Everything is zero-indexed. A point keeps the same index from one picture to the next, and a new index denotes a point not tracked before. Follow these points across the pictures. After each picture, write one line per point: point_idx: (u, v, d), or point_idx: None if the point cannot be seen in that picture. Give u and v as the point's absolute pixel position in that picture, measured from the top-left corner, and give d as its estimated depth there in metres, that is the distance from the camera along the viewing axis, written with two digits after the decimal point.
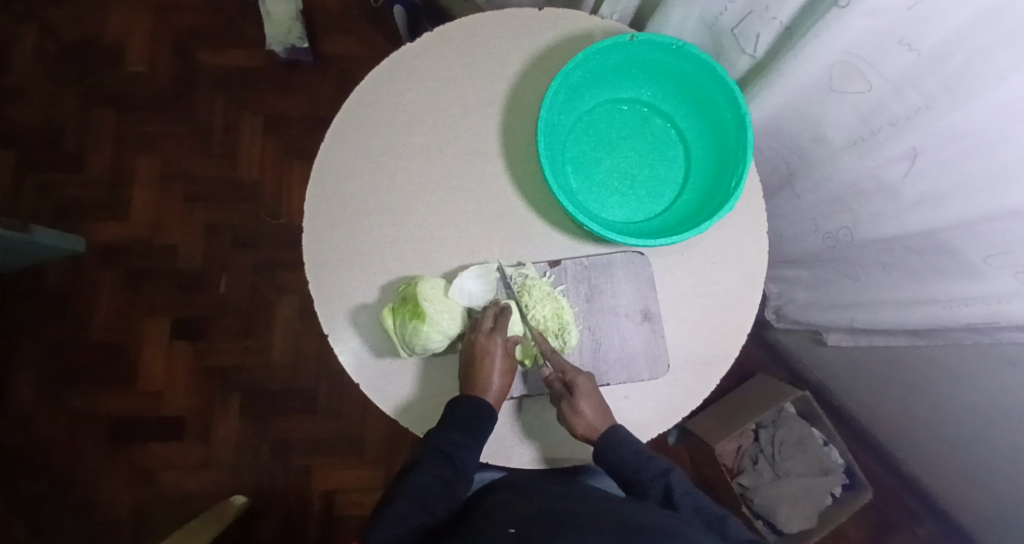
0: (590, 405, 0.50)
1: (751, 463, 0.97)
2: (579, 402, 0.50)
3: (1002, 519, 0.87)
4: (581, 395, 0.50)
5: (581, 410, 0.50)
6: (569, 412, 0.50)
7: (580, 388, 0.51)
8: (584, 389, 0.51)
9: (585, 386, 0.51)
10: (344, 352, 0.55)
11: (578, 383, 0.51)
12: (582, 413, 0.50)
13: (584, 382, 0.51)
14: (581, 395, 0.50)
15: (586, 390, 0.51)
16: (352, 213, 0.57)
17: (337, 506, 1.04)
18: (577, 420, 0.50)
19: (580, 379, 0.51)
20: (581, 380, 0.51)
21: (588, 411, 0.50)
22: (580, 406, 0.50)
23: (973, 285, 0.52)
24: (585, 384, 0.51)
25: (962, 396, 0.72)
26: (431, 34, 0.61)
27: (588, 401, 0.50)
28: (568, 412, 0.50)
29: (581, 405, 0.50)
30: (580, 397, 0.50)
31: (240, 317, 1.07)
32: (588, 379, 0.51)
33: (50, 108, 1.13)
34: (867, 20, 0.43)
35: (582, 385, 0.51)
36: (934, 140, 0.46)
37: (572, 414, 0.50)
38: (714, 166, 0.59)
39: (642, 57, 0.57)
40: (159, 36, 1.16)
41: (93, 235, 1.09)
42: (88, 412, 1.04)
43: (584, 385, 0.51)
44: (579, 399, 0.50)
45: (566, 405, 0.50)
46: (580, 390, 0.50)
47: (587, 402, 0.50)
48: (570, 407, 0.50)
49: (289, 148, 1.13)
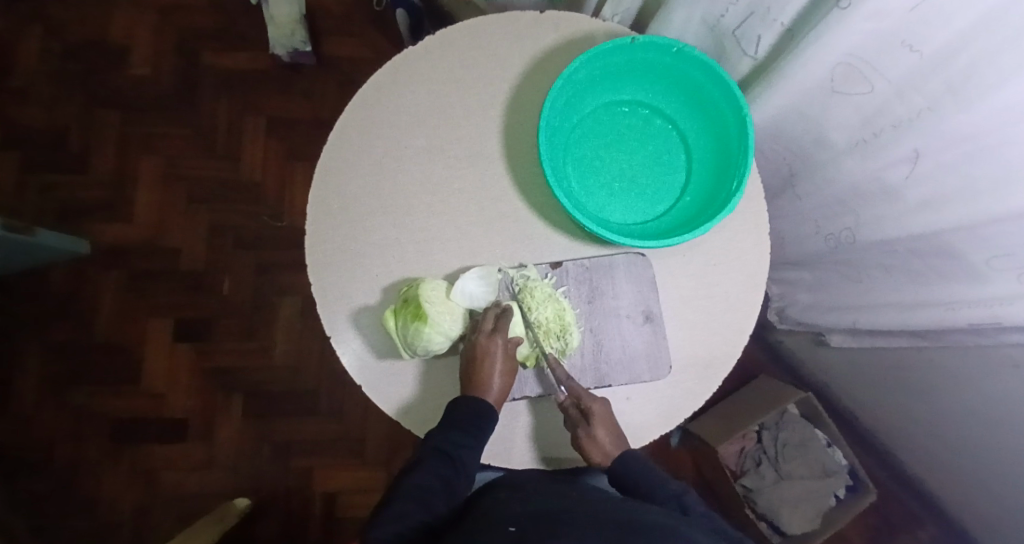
0: (606, 433, 0.50)
1: (754, 464, 0.96)
2: (596, 431, 0.50)
3: (1005, 522, 0.86)
4: (598, 423, 0.50)
5: (598, 438, 0.50)
6: (586, 440, 0.50)
7: (597, 415, 0.51)
8: (600, 417, 0.51)
9: (601, 414, 0.51)
10: (346, 354, 0.55)
11: (594, 410, 0.51)
12: (598, 441, 0.50)
13: (600, 409, 0.51)
14: (598, 423, 0.50)
15: (603, 418, 0.51)
16: (355, 216, 0.57)
17: (338, 507, 1.04)
18: (594, 449, 0.50)
19: (596, 406, 0.51)
20: (597, 406, 0.51)
21: (605, 439, 0.50)
22: (597, 434, 0.50)
23: (976, 287, 0.52)
24: (602, 411, 0.51)
25: (965, 398, 0.72)
26: (433, 36, 0.61)
27: (604, 428, 0.50)
28: (585, 440, 0.50)
29: (598, 433, 0.50)
30: (597, 425, 0.50)
31: (242, 318, 1.08)
32: (603, 405, 0.51)
33: (54, 110, 1.14)
34: (870, 23, 0.43)
35: (598, 412, 0.51)
36: (937, 142, 0.46)
37: (589, 442, 0.50)
38: (715, 167, 0.59)
39: (643, 60, 0.57)
40: (163, 38, 1.17)
41: (96, 236, 1.10)
42: (92, 412, 1.04)
43: (600, 412, 0.51)
44: (596, 427, 0.50)
45: (583, 433, 0.50)
46: (596, 418, 0.50)
47: (603, 430, 0.50)
48: (586, 435, 0.50)
49: (293, 150, 1.14)
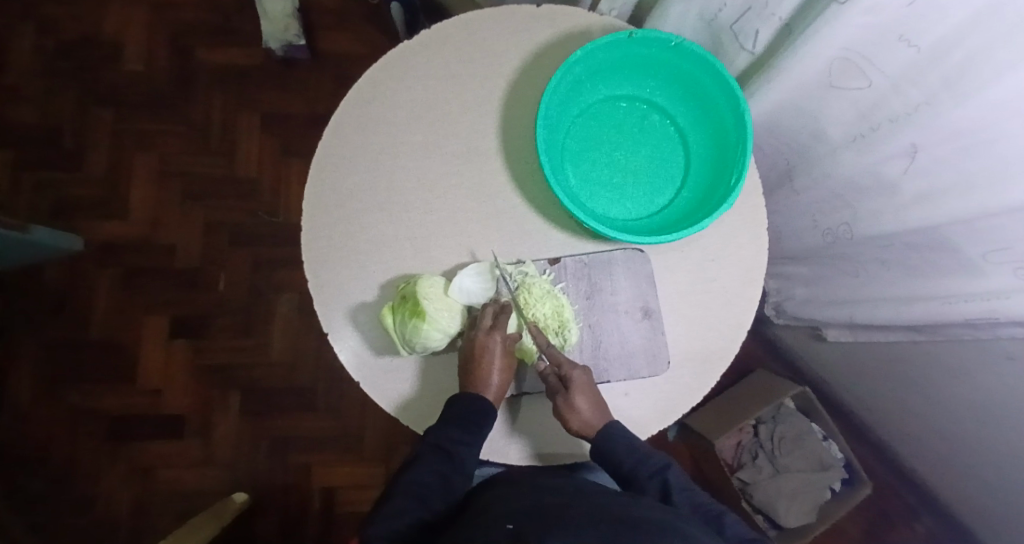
0: (585, 401, 0.50)
1: (751, 458, 0.97)
2: (574, 398, 0.50)
3: (1000, 514, 0.87)
4: (577, 391, 0.50)
5: (577, 406, 0.50)
6: (564, 407, 0.50)
7: (576, 383, 0.51)
8: (579, 384, 0.51)
9: (580, 381, 0.51)
10: (343, 351, 0.55)
11: (573, 377, 0.51)
12: (576, 408, 0.50)
13: (579, 376, 0.51)
14: (577, 390, 0.50)
15: (582, 385, 0.51)
16: (350, 212, 0.57)
17: (336, 503, 1.04)
18: (572, 415, 0.50)
19: (576, 373, 0.51)
20: (577, 374, 0.51)
21: (583, 406, 0.50)
22: (575, 400, 0.50)
23: (972, 281, 0.52)
24: (581, 379, 0.51)
25: (962, 391, 0.72)
26: (429, 31, 0.61)
27: (583, 396, 0.50)
28: (563, 406, 0.50)
29: (577, 400, 0.50)
30: (575, 392, 0.50)
31: (239, 315, 1.07)
32: (583, 373, 0.51)
33: (47, 106, 1.13)
34: (868, 17, 0.42)
35: (577, 379, 0.51)
36: (934, 137, 0.46)
37: (567, 409, 0.50)
38: (714, 162, 0.59)
39: (641, 54, 0.57)
40: (156, 34, 1.16)
41: (91, 233, 1.09)
42: (88, 409, 1.04)
43: (579, 379, 0.51)
44: (574, 394, 0.50)
45: (561, 400, 0.50)
46: (575, 385, 0.51)
47: (582, 398, 0.50)
48: (564, 402, 0.50)
49: (289, 147, 1.13)
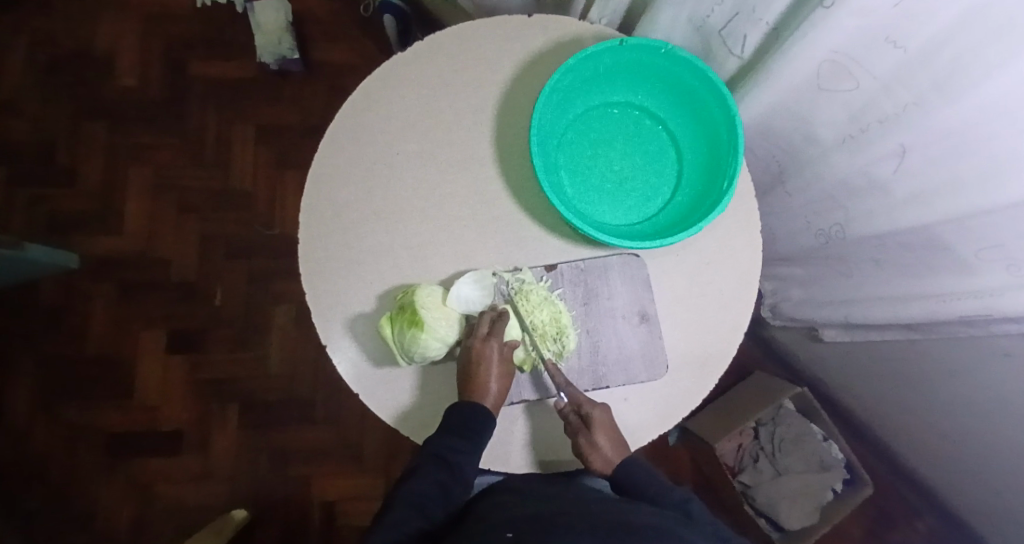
0: (606, 438, 0.51)
1: (751, 461, 0.98)
2: (597, 437, 0.50)
3: (1002, 512, 0.87)
4: (599, 429, 0.50)
5: (598, 444, 0.50)
6: (586, 446, 0.50)
7: (597, 421, 0.50)
8: (600, 423, 0.50)
9: (601, 419, 0.51)
10: (342, 362, 0.55)
11: (594, 416, 0.51)
12: (598, 447, 0.50)
13: (600, 414, 0.51)
14: (598, 429, 0.50)
15: (603, 423, 0.51)
16: (347, 223, 0.57)
17: (337, 515, 1.03)
18: (594, 453, 0.50)
19: (596, 411, 0.51)
20: (598, 412, 0.51)
21: (605, 444, 0.50)
22: (597, 439, 0.50)
23: (966, 279, 0.53)
24: (602, 416, 0.51)
25: (960, 389, 0.72)
26: (422, 42, 0.61)
27: (604, 434, 0.51)
28: (585, 445, 0.50)
29: (599, 439, 0.50)
30: (597, 430, 0.50)
31: (236, 328, 1.07)
32: (603, 411, 0.51)
33: (40, 122, 1.13)
34: (855, 19, 0.43)
35: (598, 417, 0.51)
36: (924, 136, 0.47)
37: (589, 448, 0.50)
38: (707, 166, 0.59)
39: (632, 62, 0.57)
40: (150, 48, 1.16)
41: (86, 248, 1.09)
42: (85, 426, 1.03)
43: (600, 417, 0.51)
44: (596, 433, 0.50)
45: (584, 439, 0.50)
46: (596, 424, 0.50)
47: (603, 436, 0.51)
48: (586, 441, 0.50)
49: (283, 158, 1.13)
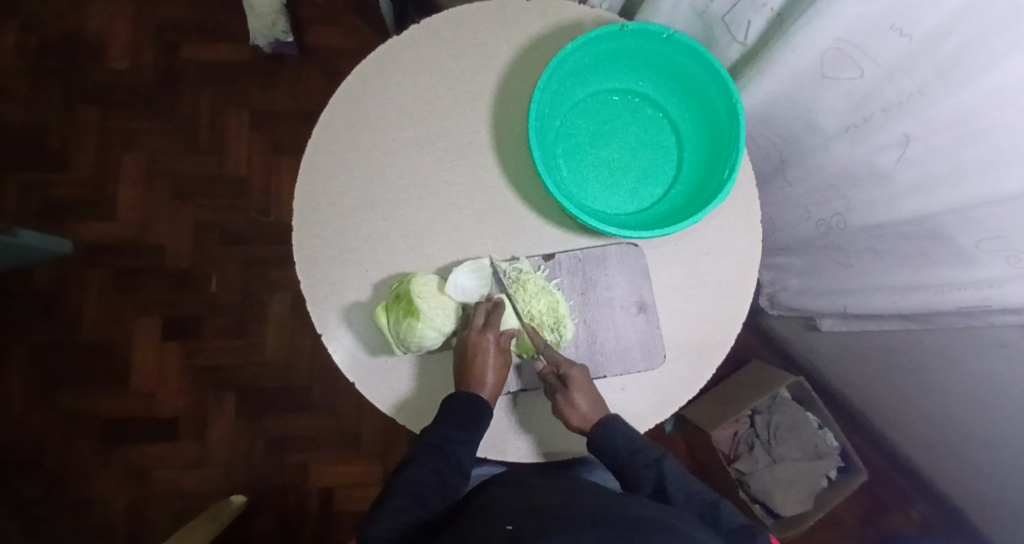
0: (584, 398, 0.50)
1: (747, 448, 0.98)
2: (574, 395, 0.50)
3: (993, 500, 0.88)
4: (576, 388, 0.50)
5: (576, 402, 0.50)
6: (564, 404, 0.50)
7: (575, 381, 0.51)
8: (577, 382, 0.51)
9: (579, 378, 0.51)
10: (338, 351, 0.54)
11: (572, 376, 0.51)
12: (576, 406, 0.50)
13: (577, 374, 0.51)
14: (576, 387, 0.51)
15: (581, 383, 0.51)
16: (342, 211, 0.56)
17: (336, 502, 1.04)
18: (572, 412, 0.50)
19: (574, 371, 0.51)
20: (575, 372, 0.51)
21: (582, 403, 0.50)
22: (574, 397, 0.50)
23: (964, 270, 0.53)
24: (579, 376, 0.51)
25: (956, 379, 0.72)
26: (418, 25, 0.60)
27: (582, 393, 0.50)
28: (563, 404, 0.50)
29: (575, 398, 0.50)
30: (575, 390, 0.50)
31: (232, 315, 1.07)
32: (582, 371, 0.52)
33: (30, 107, 1.11)
34: (861, 6, 0.42)
35: (576, 377, 0.51)
36: (927, 127, 0.46)
37: (567, 407, 0.50)
38: (707, 154, 0.58)
39: (633, 47, 0.56)
40: (141, 31, 1.14)
41: (79, 235, 1.07)
42: (82, 414, 1.03)
43: (578, 377, 0.51)
44: (574, 392, 0.50)
45: (562, 398, 0.51)
46: (574, 383, 0.51)
47: (582, 396, 0.50)
48: (564, 400, 0.51)
49: (278, 145, 1.11)
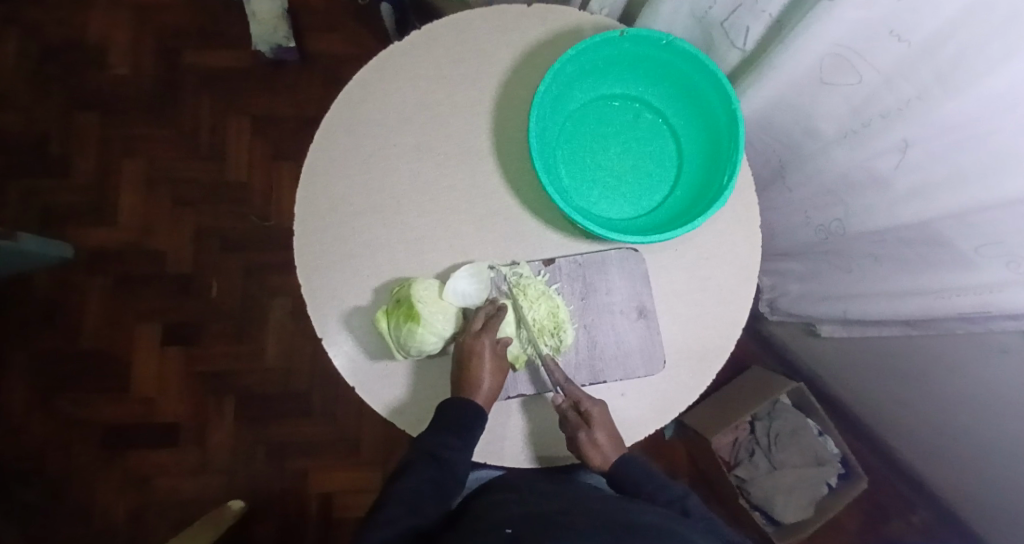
0: (605, 435, 0.51)
1: (748, 454, 0.97)
2: (597, 433, 0.50)
3: (995, 507, 0.88)
4: (598, 425, 0.51)
5: (598, 440, 0.50)
6: (587, 443, 0.50)
7: (596, 418, 0.51)
8: (600, 420, 0.51)
9: (600, 415, 0.51)
10: (337, 355, 0.54)
11: (594, 413, 0.51)
12: (599, 444, 0.50)
13: (598, 412, 0.51)
14: (598, 425, 0.51)
15: (602, 420, 0.51)
16: (344, 216, 0.56)
17: (335, 508, 1.03)
18: (594, 450, 0.51)
19: (595, 408, 0.51)
20: (596, 409, 0.51)
21: (604, 441, 0.51)
22: (597, 436, 0.50)
23: (965, 275, 0.53)
24: (600, 413, 0.51)
25: (957, 385, 0.72)
26: (419, 31, 0.60)
27: (604, 431, 0.51)
28: (586, 442, 0.50)
29: (599, 436, 0.50)
30: (598, 428, 0.51)
31: (232, 320, 1.06)
32: (602, 408, 0.52)
33: (33, 113, 1.11)
34: (860, 12, 0.42)
35: (597, 414, 0.51)
36: (926, 131, 0.46)
37: (590, 445, 0.50)
38: (707, 159, 0.59)
39: (632, 53, 0.56)
40: (143, 38, 1.15)
41: (80, 241, 1.08)
42: (80, 419, 1.03)
43: (599, 414, 0.51)
44: (597, 430, 0.51)
45: (584, 436, 0.50)
46: (596, 420, 0.51)
47: (603, 433, 0.51)
48: (587, 437, 0.50)
49: (279, 150, 1.12)
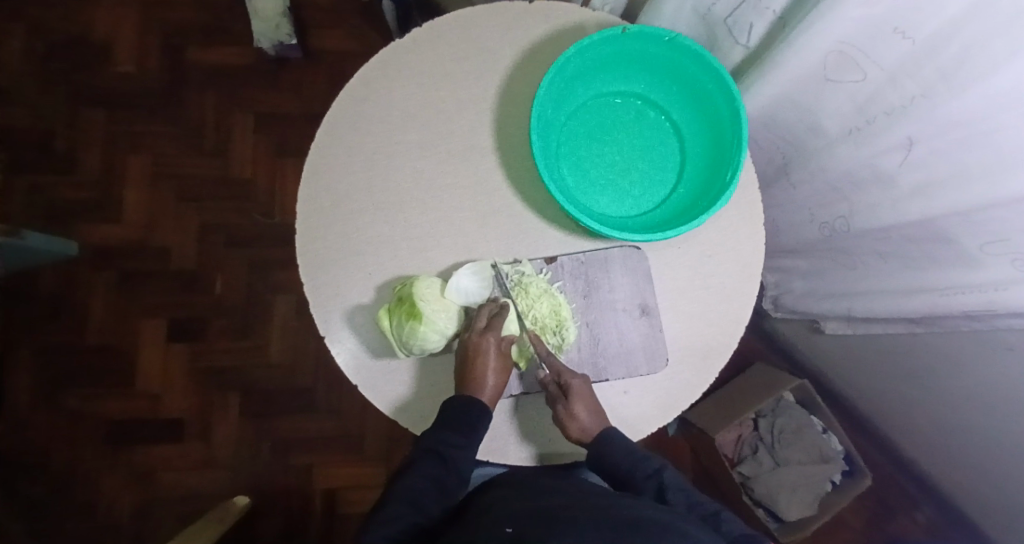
0: (584, 408, 0.50)
1: (751, 452, 0.98)
2: (574, 406, 0.50)
3: (1000, 504, 0.87)
4: (576, 398, 0.50)
5: (576, 413, 0.50)
6: (564, 415, 0.50)
7: (575, 390, 0.51)
8: (578, 392, 0.51)
9: (580, 389, 0.51)
10: (341, 353, 0.55)
11: (573, 386, 0.51)
12: (576, 416, 0.50)
13: (579, 385, 0.51)
14: (576, 398, 0.50)
15: (581, 393, 0.51)
16: (345, 214, 0.56)
17: (339, 504, 1.04)
18: (572, 422, 0.50)
19: (575, 381, 0.51)
20: (576, 382, 0.51)
21: (582, 414, 0.50)
22: (575, 408, 0.50)
23: (971, 273, 0.52)
24: (580, 386, 0.51)
25: (963, 383, 0.72)
26: (422, 29, 0.60)
27: (582, 403, 0.50)
28: (563, 414, 0.50)
29: (576, 408, 0.50)
30: (575, 400, 0.50)
31: (237, 317, 1.07)
32: (583, 382, 0.51)
33: (39, 110, 1.12)
34: (863, 10, 0.42)
35: (577, 387, 0.51)
36: (931, 129, 0.46)
37: (567, 417, 0.50)
38: (710, 156, 0.58)
39: (635, 50, 0.56)
40: (147, 35, 1.15)
41: (85, 238, 1.08)
42: (88, 414, 1.04)
43: (580, 387, 0.51)
44: (575, 402, 0.50)
45: (562, 408, 0.50)
46: (575, 393, 0.51)
47: (582, 406, 0.50)
48: (564, 409, 0.50)
49: (283, 148, 1.12)
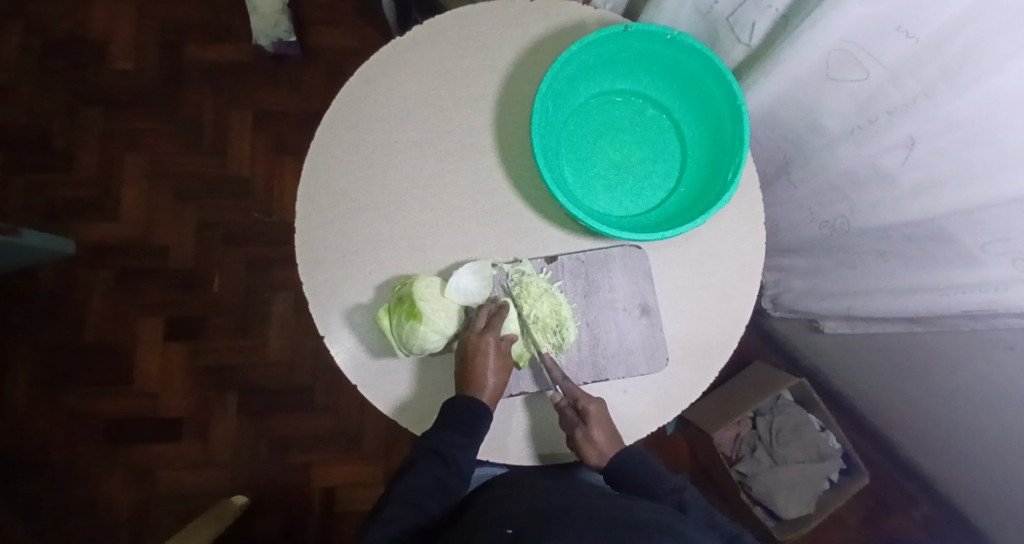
0: (602, 433, 0.51)
1: (750, 450, 0.98)
2: (593, 431, 0.50)
3: (997, 502, 0.87)
4: (595, 423, 0.50)
5: (595, 438, 0.50)
6: (583, 440, 0.50)
7: (593, 416, 0.50)
8: (596, 417, 0.50)
9: (597, 413, 0.51)
10: (339, 352, 0.54)
11: (590, 411, 0.51)
12: (595, 442, 0.50)
13: (596, 409, 0.51)
14: (594, 423, 0.50)
15: (599, 418, 0.51)
16: (344, 213, 0.56)
17: (338, 502, 1.04)
18: (590, 448, 0.50)
19: (593, 406, 0.51)
20: (594, 407, 0.51)
21: (600, 439, 0.50)
22: (594, 434, 0.50)
23: (971, 272, 0.52)
24: (598, 411, 0.51)
25: (962, 382, 0.72)
26: (421, 26, 0.60)
27: (600, 428, 0.51)
28: (582, 440, 0.50)
29: (595, 434, 0.50)
30: (593, 426, 0.50)
31: (235, 315, 1.07)
32: (599, 405, 0.51)
33: (35, 107, 1.11)
34: (866, 8, 0.42)
35: (594, 412, 0.51)
36: (933, 128, 0.46)
37: (586, 443, 0.50)
38: (711, 156, 0.58)
39: (636, 49, 0.56)
40: (144, 31, 1.14)
41: (83, 235, 1.08)
42: (86, 413, 1.03)
43: (597, 412, 0.51)
44: (593, 427, 0.50)
45: (581, 434, 0.50)
46: (593, 418, 0.50)
47: (600, 431, 0.50)
48: (583, 435, 0.50)
49: (281, 145, 1.12)
